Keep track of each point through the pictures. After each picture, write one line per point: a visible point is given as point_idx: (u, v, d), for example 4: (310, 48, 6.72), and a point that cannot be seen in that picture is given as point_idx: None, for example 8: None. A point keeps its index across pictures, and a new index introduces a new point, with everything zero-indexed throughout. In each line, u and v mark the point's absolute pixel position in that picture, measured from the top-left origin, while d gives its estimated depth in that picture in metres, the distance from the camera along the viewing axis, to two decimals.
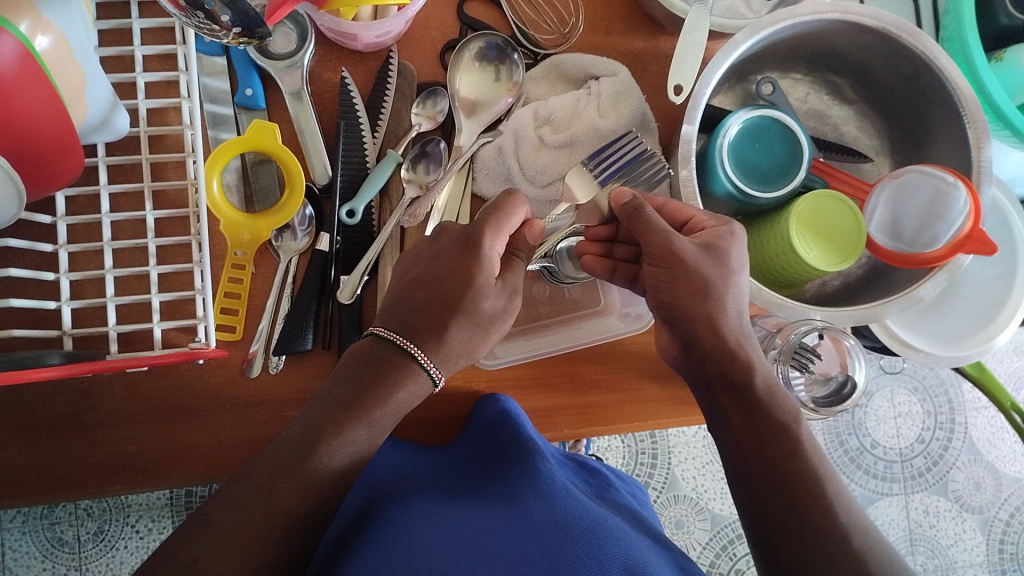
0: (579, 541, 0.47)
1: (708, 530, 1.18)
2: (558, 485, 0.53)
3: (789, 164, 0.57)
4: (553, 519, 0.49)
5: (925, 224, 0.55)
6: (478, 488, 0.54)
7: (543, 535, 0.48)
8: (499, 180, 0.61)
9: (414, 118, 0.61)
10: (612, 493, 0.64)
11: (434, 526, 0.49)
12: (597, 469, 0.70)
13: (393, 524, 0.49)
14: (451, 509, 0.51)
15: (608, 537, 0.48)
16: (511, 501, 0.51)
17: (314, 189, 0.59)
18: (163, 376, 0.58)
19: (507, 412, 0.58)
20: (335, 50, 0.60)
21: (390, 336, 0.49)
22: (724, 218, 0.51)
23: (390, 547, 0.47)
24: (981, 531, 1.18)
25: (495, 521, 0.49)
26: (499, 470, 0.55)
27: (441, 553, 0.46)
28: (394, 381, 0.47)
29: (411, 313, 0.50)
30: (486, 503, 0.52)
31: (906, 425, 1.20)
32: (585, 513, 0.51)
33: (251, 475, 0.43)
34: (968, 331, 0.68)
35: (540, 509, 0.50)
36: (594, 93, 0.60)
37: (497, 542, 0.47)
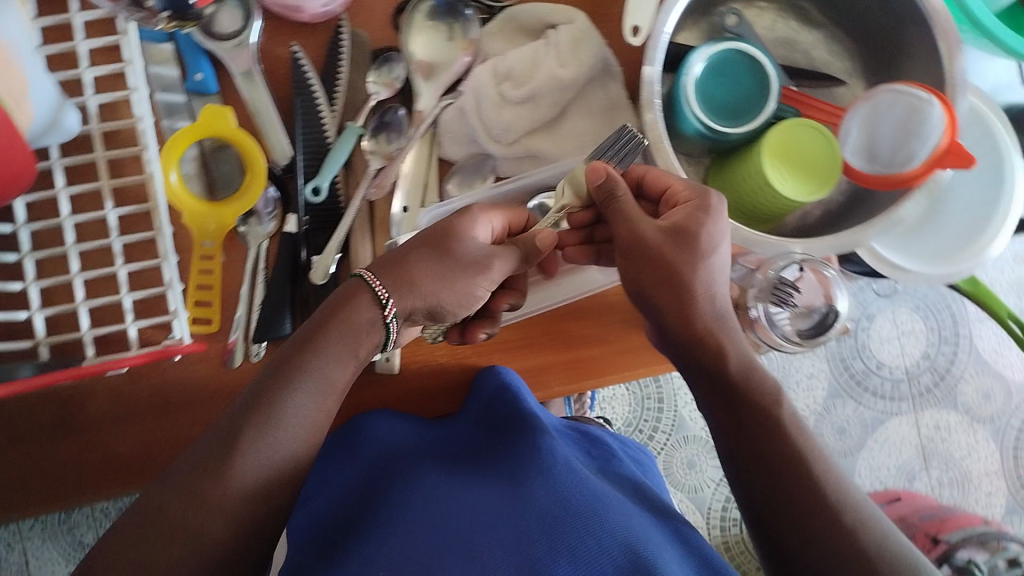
0: (579, 515, 0.47)
1: (719, 467, 1.19)
2: (559, 456, 0.53)
3: (758, 95, 0.55)
4: (554, 498, 0.48)
5: (901, 143, 0.53)
6: (481, 464, 0.54)
7: (543, 510, 0.47)
8: (464, 142, 0.59)
9: (371, 87, 0.59)
10: (614, 463, 0.64)
11: (436, 506, 0.49)
12: (598, 435, 0.69)
13: (392, 504, 0.50)
14: (452, 481, 0.52)
15: (607, 511, 0.48)
16: (513, 481, 0.51)
17: (276, 171, 0.58)
18: (145, 376, 0.57)
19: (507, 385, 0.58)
20: (282, 25, 0.58)
21: (370, 281, 0.49)
22: (702, 187, 0.49)
23: (395, 524, 0.48)
24: (993, 439, 1.19)
25: (498, 499, 0.49)
26: (498, 446, 0.56)
27: (447, 527, 0.46)
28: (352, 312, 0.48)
29: (386, 258, 0.51)
30: (488, 480, 0.52)
31: (910, 343, 1.19)
32: (583, 486, 0.51)
33: (219, 426, 0.45)
34: (958, 247, 0.67)
35: (542, 487, 0.49)
36: (553, 42, 0.57)
37: (502, 534, 0.45)
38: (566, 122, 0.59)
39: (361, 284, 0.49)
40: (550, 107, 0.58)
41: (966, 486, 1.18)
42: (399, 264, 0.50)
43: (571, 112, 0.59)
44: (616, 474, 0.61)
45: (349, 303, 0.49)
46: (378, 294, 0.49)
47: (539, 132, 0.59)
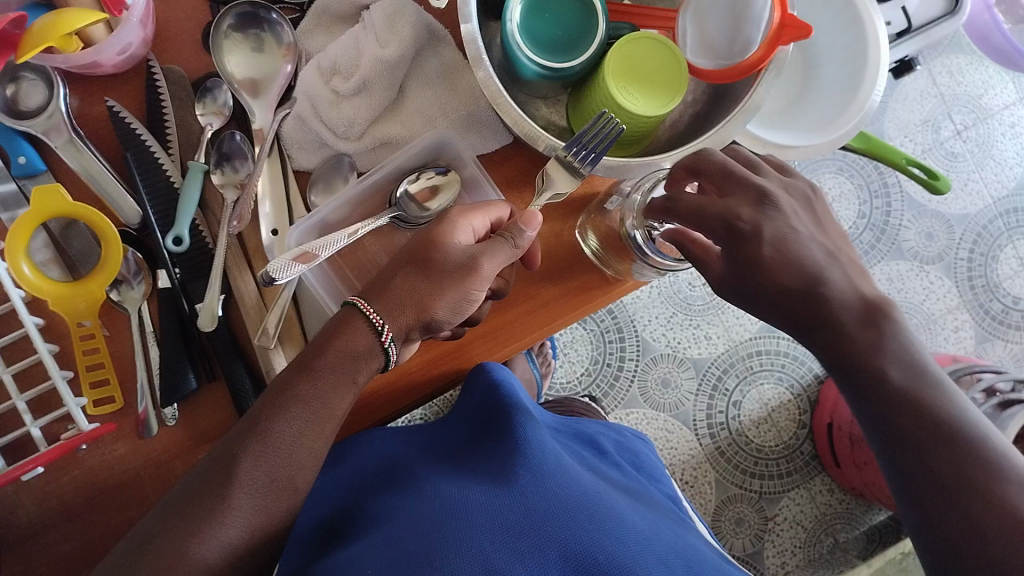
0: (576, 506, 0.50)
1: (694, 378, 1.20)
2: (547, 456, 0.55)
3: (585, 20, 0.54)
4: (545, 495, 0.51)
5: (734, 33, 0.52)
6: (471, 468, 0.56)
7: (535, 505, 0.50)
8: (313, 148, 0.57)
9: (203, 119, 0.57)
10: (607, 453, 0.69)
11: (422, 514, 0.50)
12: (592, 436, 0.72)
13: (381, 518, 0.52)
14: (446, 481, 0.55)
15: (602, 505, 0.52)
16: (501, 476, 0.54)
17: (131, 232, 0.56)
18: (65, 470, 0.55)
19: (499, 383, 0.60)
20: (92, 82, 0.56)
21: (364, 308, 0.49)
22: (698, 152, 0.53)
23: (375, 545, 0.49)
24: (947, 277, 1.20)
25: (487, 494, 0.52)
26: (489, 443, 0.59)
27: (429, 536, 0.47)
28: (342, 344, 0.49)
29: (377, 282, 0.51)
30: (476, 476, 0.55)
31: (843, 207, 1.19)
32: (573, 483, 0.53)
33: (214, 453, 0.46)
34: (838, 110, 0.67)
35: (530, 482, 0.52)
36: (369, 24, 0.56)
37: (485, 509, 0.50)
38: (408, 99, 0.58)
39: (356, 313, 0.50)
40: (385, 91, 0.57)
41: (934, 328, 1.19)
42: (387, 292, 0.50)
43: (410, 88, 0.58)
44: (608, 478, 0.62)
45: (343, 331, 0.49)
46: (375, 323, 0.49)
47: (383, 118, 0.58)
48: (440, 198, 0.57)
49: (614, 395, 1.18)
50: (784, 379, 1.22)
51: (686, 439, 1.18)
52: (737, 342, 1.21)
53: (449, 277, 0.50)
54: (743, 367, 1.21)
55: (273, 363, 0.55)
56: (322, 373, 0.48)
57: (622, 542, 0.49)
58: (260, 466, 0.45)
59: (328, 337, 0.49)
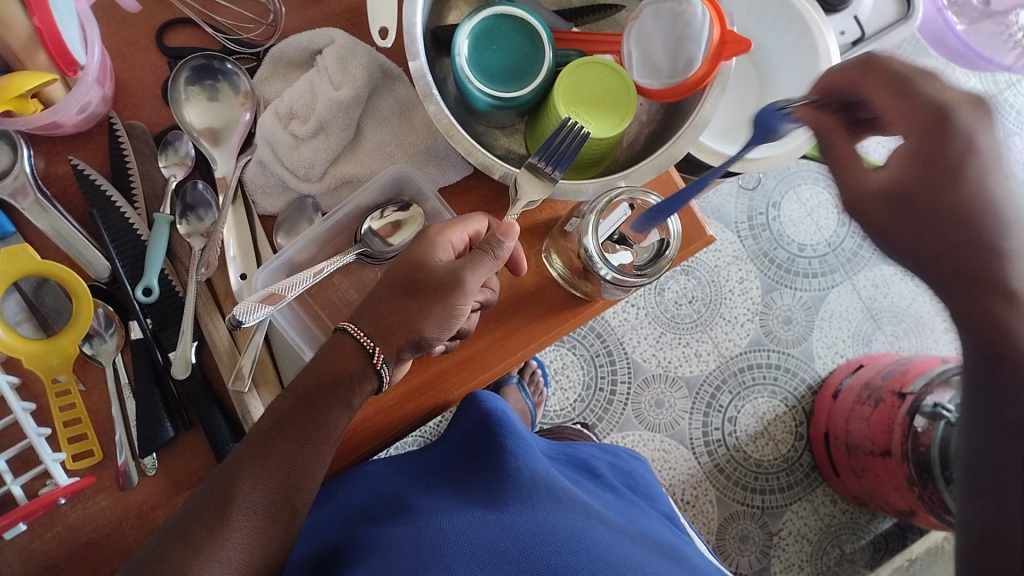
0: (562, 534, 0.50)
1: (688, 396, 1.20)
2: (536, 485, 0.56)
3: (532, 50, 0.55)
4: (533, 519, 0.52)
5: (676, 50, 0.53)
6: (465, 498, 0.57)
7: (522, 531, 0.51)
8: (276, 191, 0.58)
9: (165, 170, 0.58)
10: (603, 476, 0.70)
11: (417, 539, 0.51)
12: (589, 461, 0.72)
13: (375, 544, 0.54)
14: (441, 510, 0.56)
15: (589, 530, 0.52)
16: (493, 504, 0.55)
17: (101, 286, 0.57)
18: (48, 526, 0.55)
19: (491, 413, 0.63)
20: (55, 142, 0.57)
21: (357, 334, 0.50)
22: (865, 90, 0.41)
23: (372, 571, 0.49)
24: None
25: (478, 521, 0.53)
26: (481, 472, 0.60)
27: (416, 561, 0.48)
28: (339, 375, 0.49)
29: (370, 304, 0.51)
30: (469, 505, 0.56)
31: (821, 218, 1.26)
32: (561, 510, 0.54)
33: (216, 478, 0.47)
34: None
35: (520, 509, 0.53)
36: (322, 68, 0.57)
37: (474, 537, 0.51)
38: (366, 137, 0.59)
39: (347, 337, 0.50)
40: (342, 131, 0.57)
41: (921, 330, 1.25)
42: (379, 317, 0.50)
43: (367, 126, 0.59)
44: (606, 500, 0.63)
45: (335, 358, 0.50)
46: (365, 346, 0.50)
47: (342, 158, 0.59)
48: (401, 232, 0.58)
49: (609, 419, 1.18)
50: (777, 392, 1.22)
51: (683, 458, 1.17)
52: (728, 358, 1.21)
53: (434, 295, 0.50)
54: (735, 382, 1.21)
55: (249, 407, 0.56)
56: (315, 406, 0.49)
57: (609, 563, 0.49)
58: (260, 492, 0.46)
59: (324, 368, 0.50)
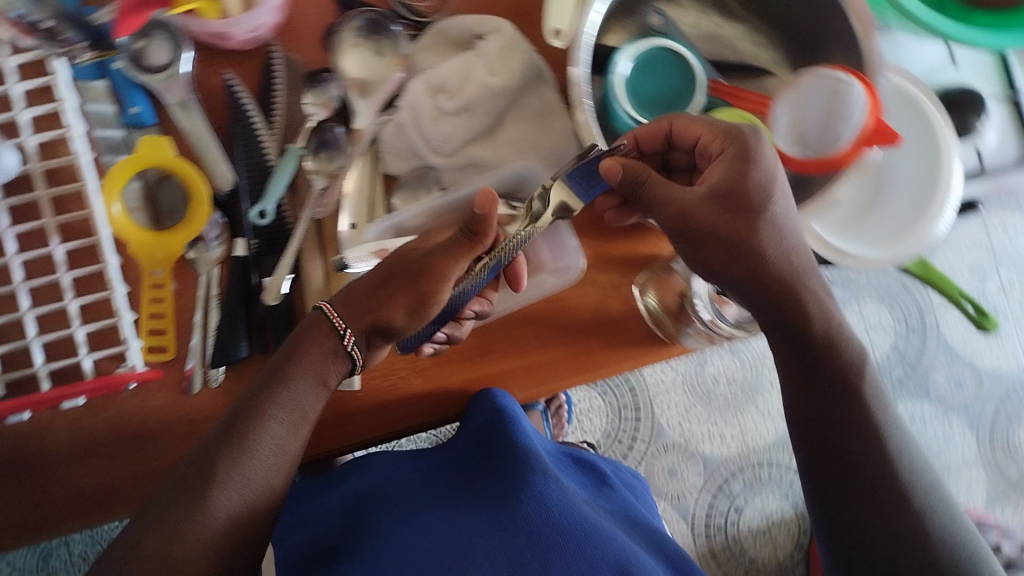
0: (574, 539, 0.56)
1: (701, 473, 1.20)
2: (550, 484, 0.61)
3: (683, 89, 0.57)
4: (545, 522, 0.57)
5: (827, 126, 0.54)
6: (473, 495, 0.62)
7: (534, 533, 0.57)
8: (405, 156, 0.59)
9: (308, 107, 0.59)
10: (606, 486, 0.72)
11: (426, 535, 0.58)
12: (592, 462, 0.76)
13: (384, 540, 0.58)
14: (451, 509, 0.61)
15: (600, 534, 0.57)
16: (504, 504, 0.59)
17: (220, 196, 0.58)
18: (104, 407, 0.57)
19: (502, 410, 0.61)
20: (215, 53, 0.59)
21: (329, 312, 0.54)
22: None
23: (378, 558, 0.56)
24: (969, 428, 1.22)
25: (488, 521, 0.58)
26: (492, 469, 0.64)
27: (432, 559, 0.54)
28: (308, 347, 0.53)
29: (352, 286, 0.56)
30: (478, 504, 0.61)
31: (878, 337, 1.23)
32: (573, 511, 0.59)
33: (194, 458, 0.49)
34: (902, 226, 0.69)
35: (533, 510, 0.58)
36: (482, 53, 0.59)
37: (488, 538, 0.56)
38: (504, 128, 0.60)
39: (319, 316, 0.54)
40: (486, 115, 0.59)
41: (946, 476, 1.20)
42: (354, 298, 0.54)
43: (508, 119, 0.60)
44: (608, 504, 0.68)
45: (307, 337, 0.53)
46: (336, 326, 0.53)
47: (477, 141, 0.60)
48: None
49: None
50: (790, 496, 1.20)
51: (681, 533, 1.17)
52: (750, 448, 1.21)
53: (414, 285, 0.55)
54: (750, 474, 1.21)
55: None
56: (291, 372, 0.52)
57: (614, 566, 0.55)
58: (239, 472, 0.48)
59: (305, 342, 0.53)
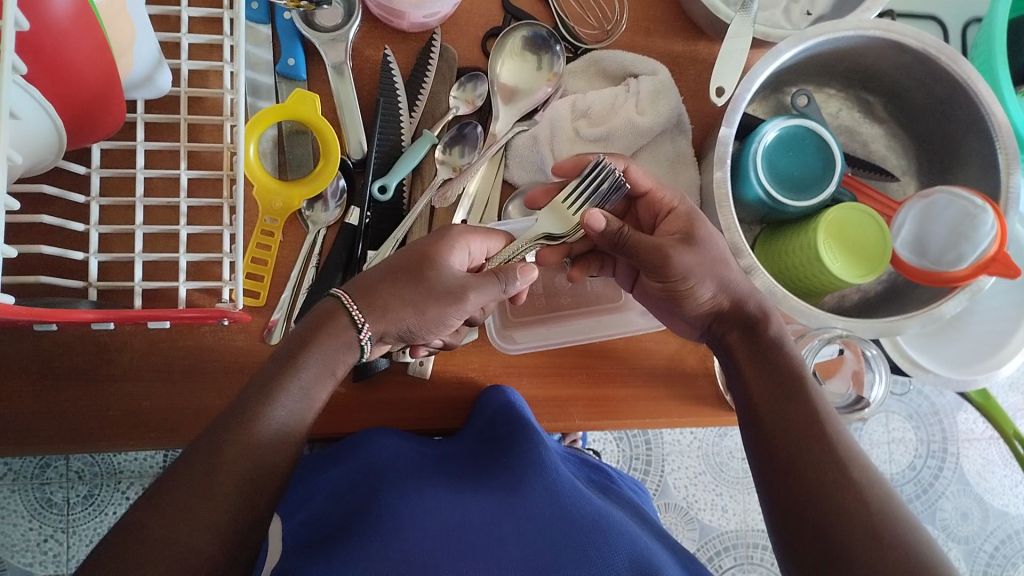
0: (584, 533, 0.49)
1: (695, 540, 1.19)
2: (562, 480, 0.54)
3: (820, 176, 0.58)
4: (556, 516, 0.50)
5: (952, 245, 0.56)
6: (479, 478, 0.55)
7: (544, 527, 0.50)
8: (530, 169, 0.61)
9: (452, 101, 0.61)
10: (616, 488, 0.63)
11: (432, 518, 0.49)
12: (598, 464, 0.69)
13: (384, 512, 0.49)
14: (458, 491, 0.53)
15: (613, 527, 0.50)
16: (514, 495, 0.52)
17: (348, 163, 0.59)
18: (183, 336, 0.58)
19: (512, 404, 0.58)
20: (378, 28, 0.60)
21: (345, 300, 0.49)
22: None
23: (383, 529, 0.47)
24: (965, 561, 1.22)
25: (496, 510, 0.51)
26: (500, 464, 0.56)
27: (444, 537, 0.48)
28: (319, 332, 0.48)
29: (362, 278, 0.51)
30: (485, 490, 0.53)
31: (898, 451, 1.23)
32: (585, 505, 0.52)
33: (197, 443, 0.42)
34: (979, 355, 0.68)
35: (544, 505, 0.51)
36: (634, 90, 0.60)
37: (499, 529, 0.49)
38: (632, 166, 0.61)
39: (340, 307, 0.49)
40: (621, 150, 0.60)
41: None
42: (374, 294, 0.50)
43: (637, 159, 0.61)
44: (617, 495, 0.61)
45: (328, 324, 0.48)
46: (356, 320, 0.49)
47: None
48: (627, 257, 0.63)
49: None
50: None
51: None
52: (749, 527, 1.21)
53: (437, 294, 0.51)
54: (743, 553, 1.20)
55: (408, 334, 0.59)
56: (299, 358, 0.47)
57: None
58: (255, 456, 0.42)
59: (312, 325, 0.48)
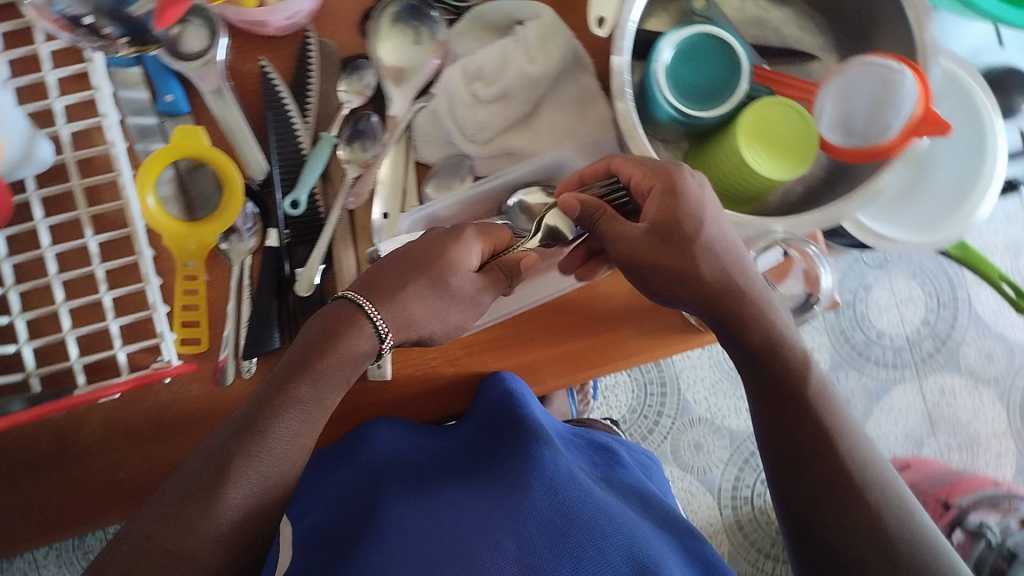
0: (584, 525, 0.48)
1: (727, 447, 1.19)
2: (559, 464, 0.53)
3: (729, 78, 0.55)
4: (556, 508, 0.49)
5: (875, 115, 0.53)
6: (481, 476, 0.54)
7: (543, 520, 0.48)
8: (440, 144, 0.59)
9: (343, 95, 0.58)
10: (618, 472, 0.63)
11: (431, 528, 0.49)
12: (609, 445, 0.68)
13: (368, 543, 0.48)
14: (464, 495, 0.52)
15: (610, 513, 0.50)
16: (512, 491, 0.51)
17: (253, 186, 0.58)
18: (137, 400, 0.57)
19: (511, 392, 0.58)
20: (249, 39, 0.58)
21: (361, 303, 0.48)
22: None
23: (375, 553, 0.47)
24: (999, 401, 1.20)
25: (491, 507, 0.50)
26: (498, 464, 0.55)
27: (441, 541, 0.47)
28: (333, 335, 0.47)
29: (377, 275, 0.50)
30: (486, 490, 0.52)
31: (909, 311, 1.21)
32: (586, 493, 0.51)
33: (206, 450, 0.43)
34: (947, 210, 0.67)
35: (542, 499, 0.50)
36: (521, 39, 0.57)
37: (497, 526, 0.48)
38: (540, 115, 0.59)
39: (360, 314, 0.48)
40: (522, 104, 0.58)
41: (974, 449, 1.20)
42: (395, 296, 0.49)
43: (544, 107, 0.59)
44: (620, 481, 0.61)
45: (345, 331, 0.48)
46: (379, 329, 0.48)
47: (512, 129, 0.59)
48: None
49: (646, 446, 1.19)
50: None
51: (706, 505, 1.17)
52: None
53: (458, 301, 0.52)
54: None
55: None
56: (313, 367, 0.47)
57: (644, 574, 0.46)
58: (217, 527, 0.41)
59: (321, 327, 0.48)
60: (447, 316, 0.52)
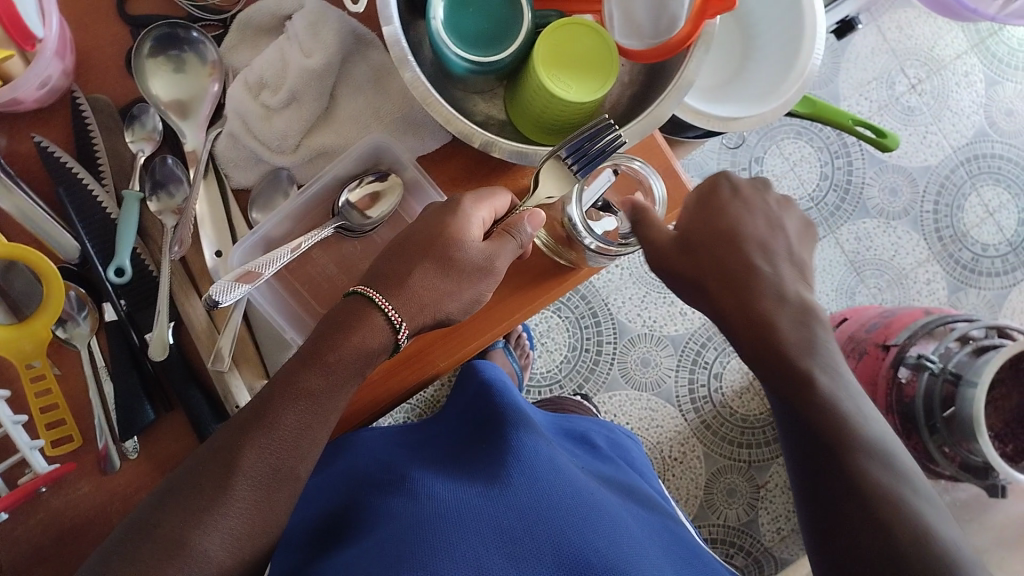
0: (572, 508, 0.49)
1: (673, 354, 1.12)
2: (540, 450, 0.54)
3: (509, 14, 0.54)
4: (536, 494, 0.49)
5: (659, 9, 0.52)
6: (462, 470, 0.54)
7: (525, 509, 0.48)
8: (249, 164, 0.56)
9: (133, 146, 0.57)
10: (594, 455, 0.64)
11: (406, 523, 0.48)
12: (585, 433, 0.69)
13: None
14: (443, 483, 0.52)
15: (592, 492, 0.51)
16: (491, 484, 0.51)
17: (71, 267, 0.56)
18: (30, 513, 0.53)
19: (488, 381, 0.62)
20: (18, 119, 0.56)
21: (378, 299, 0.48)
22: None
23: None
24: (914, 230, 1.15)
25: (477, 498, 0.49)
26: (485, 455, 0.55)
27: (409, 538, 0.46)
28: (349, 327, 0.47)
29: (384, 266, 0.50)
30: (470, 482, 0.52)
31: (803, 171, 1.14)
32: (566, 480, 0.52)
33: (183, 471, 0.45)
34: (781, 75, 0.66)
35: (524, 487, 0.50)
36: (292, 34, 0.55)
37: (477, 515, 0.48)
38: (339, 103, 0.57)
39: (372, 308, 0.48)
40: (315, 100, 0.56)
41: (904, 283, 1.14)
42: (403, 287, 0.49)
43: (340, 95, 0.57)
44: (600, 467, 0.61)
45: (359, 327, 0.47)
46: (394, 321, 0.48)
47: (316, 129, 0.57)
48: (379, 206, 0.56)
49: (596, 380, 1.11)
50: None
51: (670, 416, 1.11)
52: (715, 314, 1.13)
53: (467, 273, 0.50)
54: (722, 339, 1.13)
55: (231, 386, 0.55)
56: (327, 357, 0.47)
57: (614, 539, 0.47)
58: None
59: (329, 324, 0.48)
60: (465, 291, 0.51)
